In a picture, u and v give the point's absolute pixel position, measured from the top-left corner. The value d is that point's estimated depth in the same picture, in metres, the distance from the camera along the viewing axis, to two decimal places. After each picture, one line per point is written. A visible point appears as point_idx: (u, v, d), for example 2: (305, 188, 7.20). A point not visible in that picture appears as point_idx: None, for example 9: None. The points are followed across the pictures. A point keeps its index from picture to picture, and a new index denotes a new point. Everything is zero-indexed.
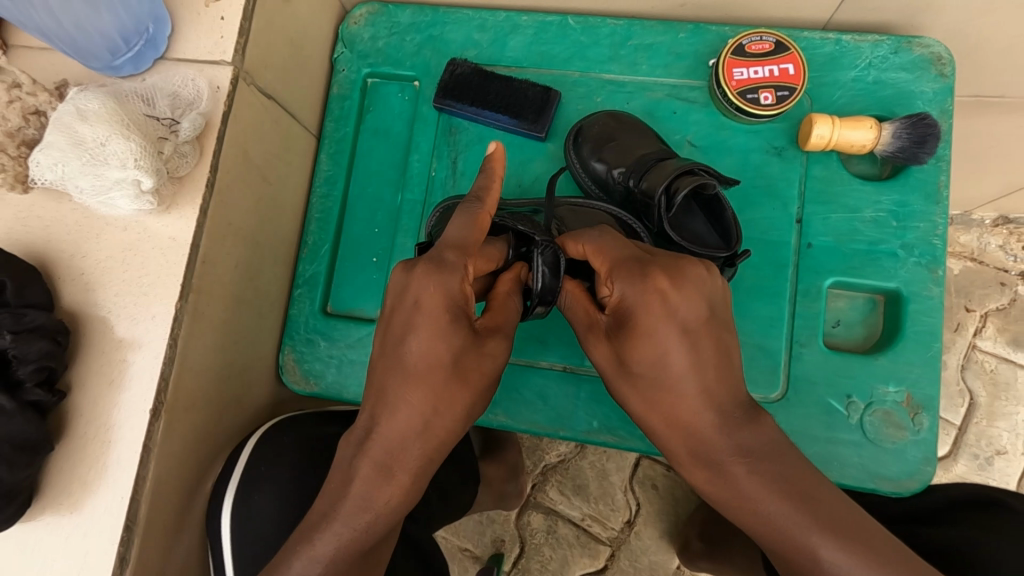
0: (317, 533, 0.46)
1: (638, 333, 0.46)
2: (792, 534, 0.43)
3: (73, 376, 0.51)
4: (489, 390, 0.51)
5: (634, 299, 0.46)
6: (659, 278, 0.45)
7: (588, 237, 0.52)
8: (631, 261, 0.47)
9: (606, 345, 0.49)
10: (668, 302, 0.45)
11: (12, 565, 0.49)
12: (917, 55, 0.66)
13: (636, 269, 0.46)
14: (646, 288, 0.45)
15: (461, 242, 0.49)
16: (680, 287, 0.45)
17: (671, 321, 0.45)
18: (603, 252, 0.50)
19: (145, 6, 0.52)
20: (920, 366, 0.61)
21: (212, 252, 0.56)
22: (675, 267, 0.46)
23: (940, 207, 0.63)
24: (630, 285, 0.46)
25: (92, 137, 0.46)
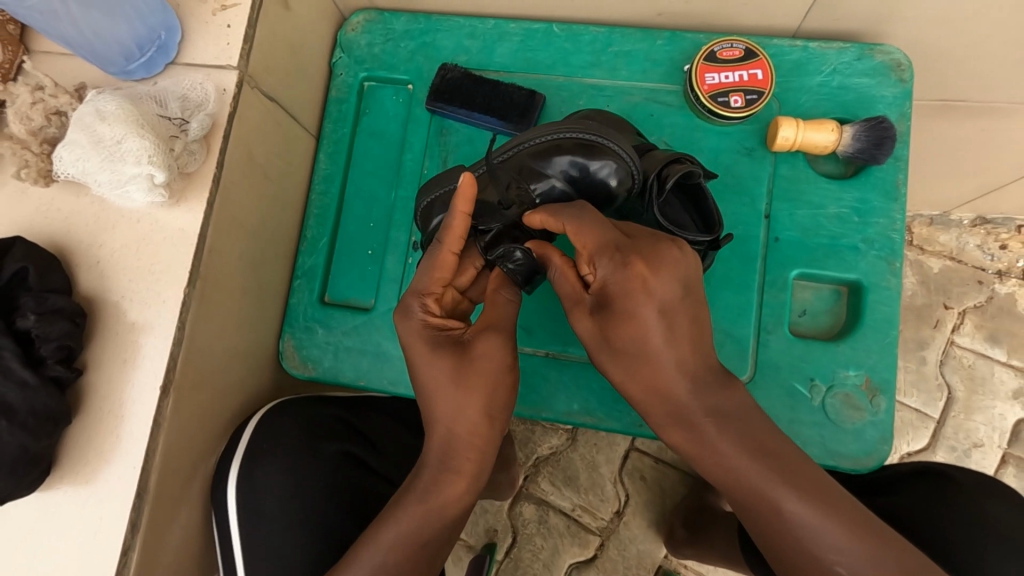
0: (385, 525, 0.56)
1: (621, 313, 0.51)
2: (757, 489, 0.50)
3: (89, 356, 0.56)
4: (506, 380, 0.57)
5: (619, 282, 0.50)
6: (639, 266, 0.50)
7: (568, 215, 0.54)
8: (613, 246, 0.51)
9: (590, 319, 0.54)
10: (648, 285, 0.50)
11: (32, 528, 0.54)
12: (878, 61, 0.70)
13: (618, 255, 0.51)
14: (628, 273, 0.50)
15: (421, 288, 0.59)
16: (657, 271, 0.50)
17: (651, 301, 0.50)
18: (584, 232, 0.53)
19: (157, 15, 0.57)
20: (877, 351, 0.65)
21: (218, 242, 0.60)
22: (651, 252, 0.50)
23: (898, 204, 0.67)
24: (614, 271, 0.51)
25: (110, 135, 0.50)
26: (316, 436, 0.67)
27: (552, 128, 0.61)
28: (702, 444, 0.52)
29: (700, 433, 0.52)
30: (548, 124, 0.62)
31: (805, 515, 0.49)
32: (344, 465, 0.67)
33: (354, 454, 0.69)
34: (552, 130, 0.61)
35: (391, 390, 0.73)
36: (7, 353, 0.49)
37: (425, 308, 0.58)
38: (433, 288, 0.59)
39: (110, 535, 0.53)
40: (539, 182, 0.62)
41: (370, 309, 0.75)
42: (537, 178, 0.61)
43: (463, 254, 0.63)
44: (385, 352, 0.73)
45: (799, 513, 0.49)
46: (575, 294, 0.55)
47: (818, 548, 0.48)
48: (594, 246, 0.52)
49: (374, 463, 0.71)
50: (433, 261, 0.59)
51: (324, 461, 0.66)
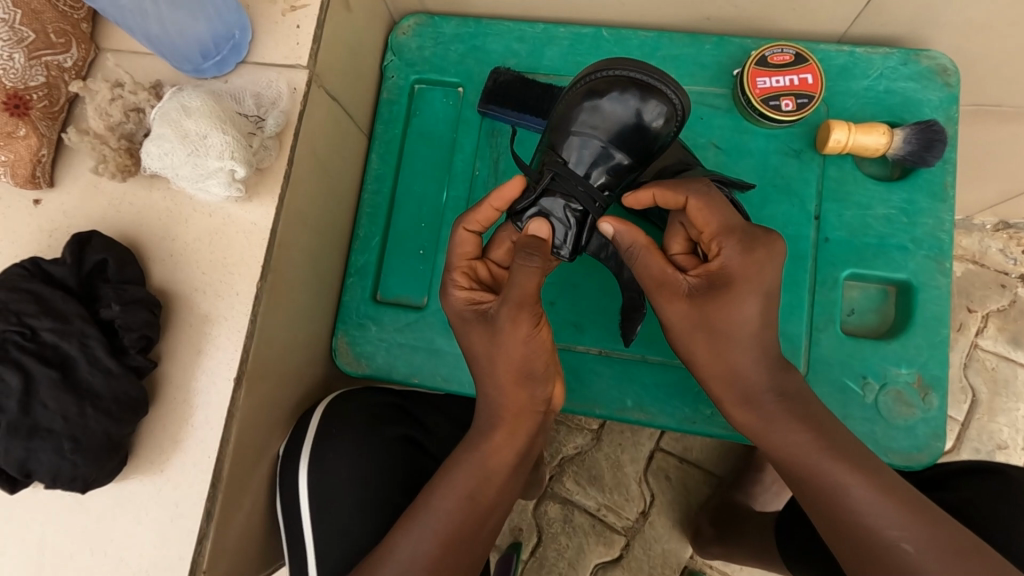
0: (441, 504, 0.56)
1: (731, 295, 0.52)
2: (814, 471, 0.52)
3: (163, 347, 0.57)
4: (534, 355, 0.57)
5: (739, 264, 0.51)
6: (763, 251, 0.52)
7: (693, 190, 0.54)
8: (741, 229, 0.52)
9: (685, 302, 0.54)
10: (766, 269, 0.52)
11: (109, 516, 0.55)
12: (924, 66, 0.72)
13: (746, 238, 0.52)
14: (752, 258, 0.51)
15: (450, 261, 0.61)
16: (775, 257, 0.52)
17: (763, 288, 0.52)
18: (715, 212, 0.53)
19: (233, 15, 0.59)
20: (928, 349, 0.67)
21: (286, 239, 0.61)
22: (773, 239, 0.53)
23: (945, 205, 0.69)
24: (740, 254, 0.51)
25: (195, 131, 0.52)
26: (378, 424, 0.70)
27: (568, 93, 0.64)
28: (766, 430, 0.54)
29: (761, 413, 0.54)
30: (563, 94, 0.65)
31: (866, 494, 0.50)
32: (405, 450, 0.70)
33: (413, 440, 0.72)
34: (568, 96, 0.64)
35: (443, 386, 0.74)
36: (92, 342, 0.51)
37: (451, 284, 0.60)
38: (458, 264, 0.61)
39: (186, 523, 0.54)
40: (569, 146, 0.63)
41: (422, 307, 0.76)
42: (568, 143, 0.63)
43: (499, 227, 0.63)
44: (438, 348, 0.75)
45: (859, 495, 0.50)
46: (670, 274, 0.54)
47: (878, 526, 0.49)
48: (719, 227, 0.52)
49: (429, 448, 0.73)
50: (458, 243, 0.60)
51: (383, 447, 0.69)
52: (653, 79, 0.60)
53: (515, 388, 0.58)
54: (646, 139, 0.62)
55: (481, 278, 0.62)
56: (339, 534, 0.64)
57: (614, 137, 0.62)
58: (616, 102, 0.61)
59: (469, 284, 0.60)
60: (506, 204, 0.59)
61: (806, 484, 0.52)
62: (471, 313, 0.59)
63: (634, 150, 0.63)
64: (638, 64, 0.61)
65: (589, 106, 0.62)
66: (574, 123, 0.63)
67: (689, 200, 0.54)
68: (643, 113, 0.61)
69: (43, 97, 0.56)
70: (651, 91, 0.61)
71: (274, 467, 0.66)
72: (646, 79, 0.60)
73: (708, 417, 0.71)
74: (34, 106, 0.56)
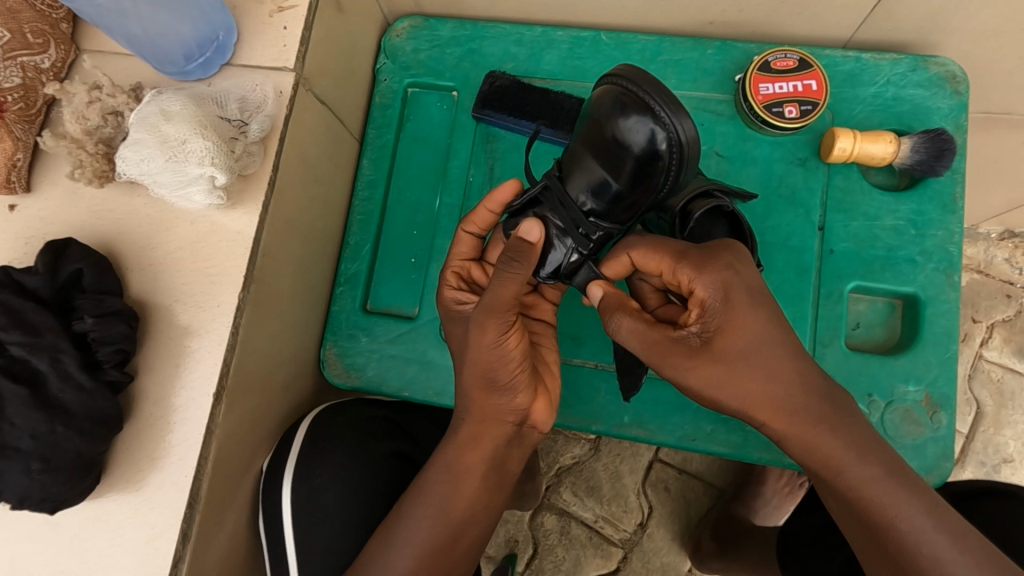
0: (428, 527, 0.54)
1: (734, 325, 0.49)
2: (850, 496, 0.49)
3: (141, 360, 0.54)
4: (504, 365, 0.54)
5: (715, 282, 0.49)
6: (729, 259, 0.50)
7: (626, 246, 0.55)
8: (688, 249, 0.51)
9: (706, 360, 0.50)
10: (744, 280, 0.49)
11: (83, 537, 0.52)
12: (933, 73, 0.70)
13: (700, 256, 0.51)
14: (716, 266, 0.50)
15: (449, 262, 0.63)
16: (733, 260, 0.50)
17: (755, 305, 0.49)
18: (656, 246, 0.53)
19: (218, 15, 0.56)
20: (937, 365, 0.65)
21: (271, 247, 0.59)
22: (722, 244, 0.52)
23: (955, 216, 0.67)
24: (715, 279, 0.49)
25: (174, 135, 0.50)
26: (367, 436, 0.67)
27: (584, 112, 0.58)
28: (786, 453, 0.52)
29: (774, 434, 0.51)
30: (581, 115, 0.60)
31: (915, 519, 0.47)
32: (395, 465, 0.67)
33: (404, 453, 0.69)
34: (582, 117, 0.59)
35: (435, 401, 0.72)
36: (65, 356, 0.48)
37: (443, 283, 0.62)
38: (452, 264, 0.62)
39: (161, 545, 0.51)
40: (571, 168, 0.58)
41: (414, 318, 0.74)
42: (570, 165, 0.58)
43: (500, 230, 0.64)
44: (431, 361, 0.72)
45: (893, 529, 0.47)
46: (676, 336, 0.52)
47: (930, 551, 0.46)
48: (671, 256, 0.52)
49: (420, 461, 0.70)
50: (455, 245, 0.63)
51: (370, 461, 0.66)
52: (659, 100, 0.51)
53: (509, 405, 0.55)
54: (649, 166, 0.53)
55: (475, 280, 0.63)
56: (325, 552, 0.62)
57: (612, 160, 0.54)
58: (618, 124, 0.53)
59: (461, 283, 0.62)
60: (502, 207, 0.60)
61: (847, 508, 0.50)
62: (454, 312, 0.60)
63: (636, 178, 0.54)
64: (647, 80, 0.52)
65: (595, 122, 0.55)
66: (577, 145, 0.57)
67: (630, 257, 0.55)
68: (644, 137, 0.52)
69: (19, 99, 0.54)
70: (658, 114, 0.51)
71: (258, 484, 0.64)
72: (652, 99, 0.51)
73: (708, 434, 0.68)
74: (9, 109, 0.53)
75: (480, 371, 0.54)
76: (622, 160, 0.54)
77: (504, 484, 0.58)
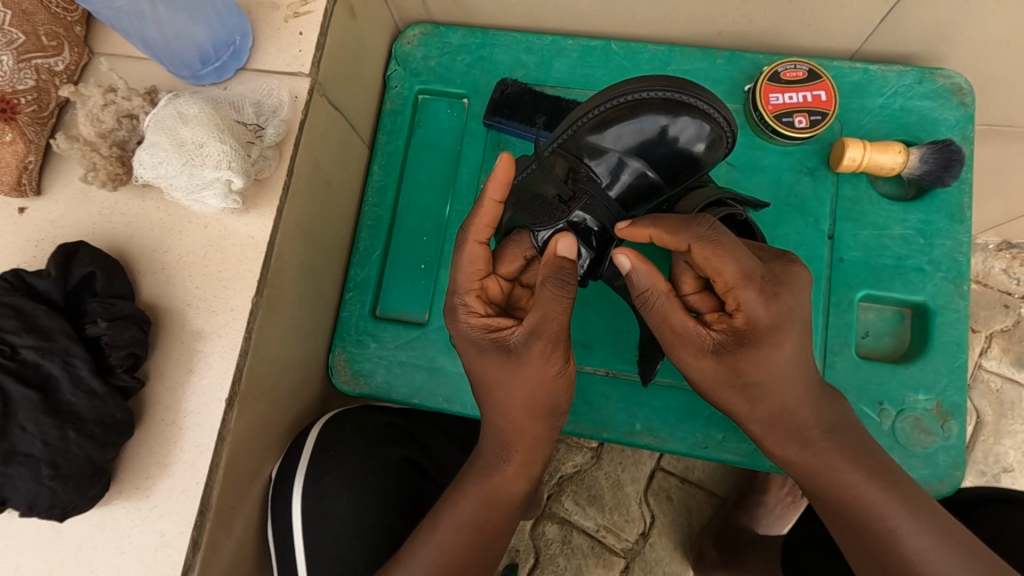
0: None
1: (763, 348, 0.49)
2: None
3: (152, 364, 0.54)
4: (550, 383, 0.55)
5: (763, 308, 0.49)
6: (784, 290, 0.49)
7: (697, 234, 0.49)
8: (758, 273, 0.49)
9: (714, 361, 0.51)
10: (792, 311, 0.49)
11: (90, 544, 0.51)
12: (939, 85, 0.71)
13: (766, 283, 0.49)
14: (779, 303, 0.49)
15: (463, 286, 0.56)
16: (798, 296, 0.50)
17: (792, 332, 0.49)
18: (731, 256, 0.48)
19: (235, 19, 0.56)
20: (946, 374, 0.65)
21: (283, 251, 0.59)
22: (792, 275, 0.50)
23: (963, 226, 0.67)
24: (766, 305, 0.49)
25: (191, 139, 0.50)
26: (376, 443, 0.67)
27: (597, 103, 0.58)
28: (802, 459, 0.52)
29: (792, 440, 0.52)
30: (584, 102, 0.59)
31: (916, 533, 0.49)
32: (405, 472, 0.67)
33: (412, 460, 0.69)
34: (592, 105, 0.58)
35: (444, 407, 0.71)
36: (77, 361, 0.48)
37: (466, 310, 0.56)
38: (470, 287, 0.56)
39: (171, 553, 0.51)
40: (597, 158, 0.59)
41: (423, 324, 0.74)
42: (596, 156, 0.59)
43: (508, 243, 0.60)
44: (440, 367, 0.72)
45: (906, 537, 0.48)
46: (696, 334, 0.52)
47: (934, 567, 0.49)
48: (738, 275, 0.48)
49: (429, 469, 0.70)
50: (466, 258, 0.55)
51: (380, 469, 0.65)
52: (703, 103, 0.57)
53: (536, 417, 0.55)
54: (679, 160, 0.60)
55: (492, 299, 0.59)
56: (334, 560, 0.61)
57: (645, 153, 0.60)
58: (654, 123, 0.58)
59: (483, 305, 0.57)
60: (505, 195, 0.54)
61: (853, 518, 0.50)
62: (489, 342, 0.55)
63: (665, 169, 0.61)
64: (685, 84, 0.57)
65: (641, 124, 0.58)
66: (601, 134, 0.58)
67: (693, 250, 0.49)
68: (681, 135, 0.59)
69: (32, 101, 0.53)
70: (699, 115, 0.58)
71: (265, 491, 0.63)
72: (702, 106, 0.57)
73: (719, 441, 0.68)
74: (22, 110, 0.53)
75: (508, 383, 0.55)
76: (656, 153, 0.60)
77: (517, 491, 0.58)
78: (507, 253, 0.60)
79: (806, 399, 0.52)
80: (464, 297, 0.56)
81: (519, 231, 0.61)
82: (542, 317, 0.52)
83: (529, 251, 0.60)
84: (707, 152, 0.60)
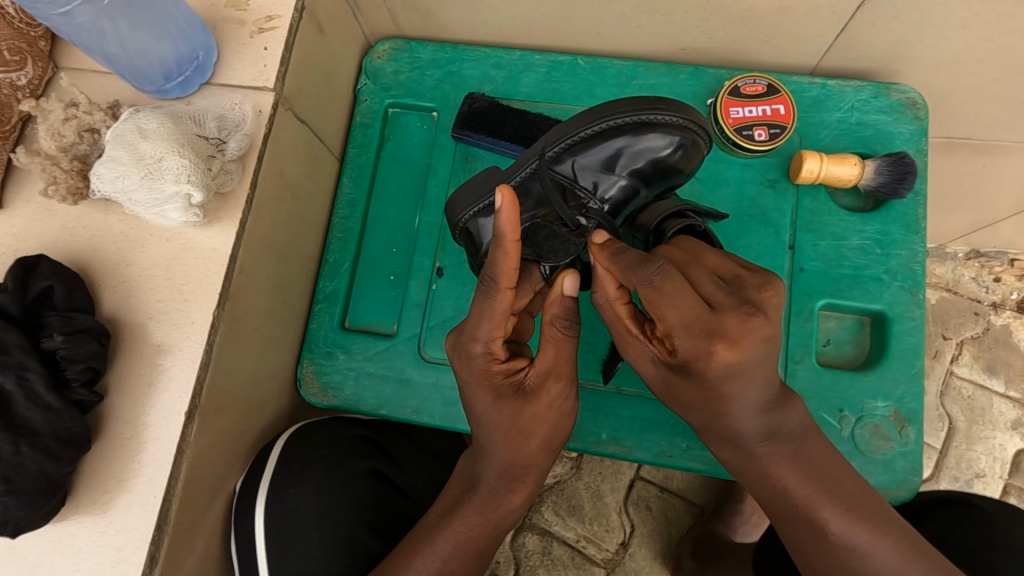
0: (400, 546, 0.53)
1: (692, 381, 0.48)
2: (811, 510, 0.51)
3: (112, 379, 0.53)
4: (559, 418, 0.58)
5: (689, 356, 0.46)
6: (720, 349, 0.44)
7: (644, 277, 0.46)
8: (700, 325, 0.45)
9: (657, 369, 0.52)
10: (726, 366, 0.45)
11: (45, 561, 0.51)
12: (895, 99, 0.73)
13: (704, 335, 0.44)
14: (713, 360, 0.45)
15: (488, 337, 0.53)
16: (743, 352, 0.45)
17: (728, 376, 0.46)
18: (671, 305, 0.45)
19: (199, 35, 0.57)
20: (904, 381, 0.66)
21: (247, 264, 0.59)
22: (743, 334, 0.44)
23: (918, 237, 0.69)
24: (696, 355, 0.45)
25: (151, 153, 0.50)
26: (343, 455, 0.67)
27: (589, 119, 0.58)
28: (759, 465, 0.53)
29: (751, 451, 0.52)
30: (576, 115, 0.58)
31: (856, 536, 0.51)
32: (373, 484, 0.67)
33: (380, 472, 0.68)
34: (583, 124, 0.58)
35: (413, 418, 0.72)
36: (31, 375, 0.47)
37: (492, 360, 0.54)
38: (497, 338, 0.53)
39: (128, 569, 0.50)
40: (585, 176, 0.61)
41: (392, 335, 0.74)
42: (583, 172, 0.61)
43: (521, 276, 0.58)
44: (408, 379, 0.72)
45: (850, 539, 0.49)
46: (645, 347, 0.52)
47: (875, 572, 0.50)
48: (676, 322, 0.45)
49: (397, 482, 0.70)
50: (493, 309, 0.51)
51: (346, 482, 0.65)
52: (679, 120, 0.58)
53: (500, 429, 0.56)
54: (659, 177, 0.61)
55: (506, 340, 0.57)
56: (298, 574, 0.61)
57: (628, 170, 0.60)
58: (640, 144, 0.59)
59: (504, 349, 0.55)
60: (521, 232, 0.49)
61: (793, 519, 0.52)
62: (511, 387, 0.55)
63: (644, 185, 0.62)
64: (665, 103, 0.58)
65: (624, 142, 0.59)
66: (589, 151, 0.59)
67: (639, 290, 0.47)
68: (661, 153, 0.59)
69: None
70: (680, 132, 0.59)
71: (229, 505, 0.63)
72: (680, 125, 0.59)
73: (684, 450, 0.69)
74: None
75: (508, 415, 0.55)
76: (639, 169, 0.60)
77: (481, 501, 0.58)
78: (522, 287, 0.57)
79: None
80: (488, 344, 0.53)
81: (527, 263, 0.59)
82: (555, 357, 0.56)
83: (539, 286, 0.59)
84: (686, 165, 0.61)
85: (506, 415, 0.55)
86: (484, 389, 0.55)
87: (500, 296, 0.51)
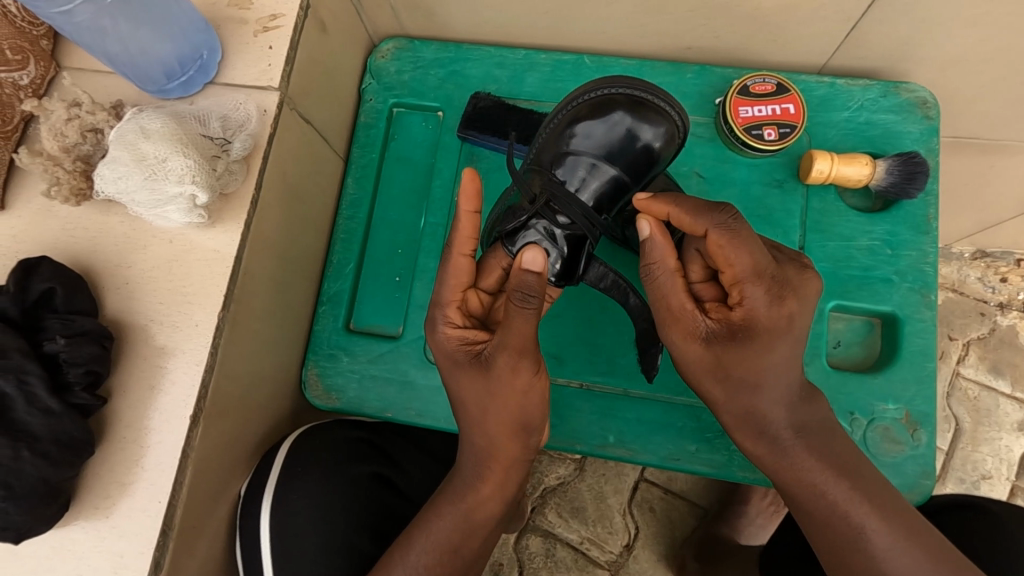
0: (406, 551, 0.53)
1: (754, 347, 0.49)
2: None
3: (114, 382, 0.53)
4: (529, 402, 0.55)
5: (763, 308, 0.48)
6: (790, 299, 0.49)
7: (718, 220, 0.47)
8: (767, 274, 0.48)
9: (706, 346, 0.52)
10: (793, 317, 0.49)
11: (47, 567, 0.50)
12: (904, 99, 0.72)
13: (774, 285, 0.48)
14: (781, 309, 0.48)
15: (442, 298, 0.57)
16: (803, 303, 0.50)
17: (789, 333, 0.49)
18: (745, 251, 0.47)
19: (201, 34, 0.56)
20: (915, 384, 0.66)
21: (251, 266, 0.58)
22: (803, 283, 0.50)
23: (928, 237, 0.68)
24: (768, 305, 0.48)
25: (153, 153, 0.50)
26: (345, 459, 0.66)
27: (554, 113, 0.65)
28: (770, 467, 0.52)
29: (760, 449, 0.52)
30: (548, 118, 0.66)
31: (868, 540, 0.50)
32: (375, 487, 0.66)
33: (382, 475, 0.68)
34: (559, 113, 0.64)
35: (417, 421, 0.71)
36: (32, 379, 0.47)
37: (443, 321, 0.56)
38: (451, 299, 0.56)
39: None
40: (564, 161, 0.62)
41: (396, 337, 0.73)
42: (561, 159, 0.62)
43: (490, 254, 0.61)
44: (412, 381, 0.72)
45: None
46: (691, 313, 0.52)
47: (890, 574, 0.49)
48: (748, 269, 0.47)
49: (401, 485, 0.69)
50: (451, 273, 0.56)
51: (349, 485, 0.64)
52: (650, 100, 0.62)
53: (506, 431, 0.56)
54: (639, 161, 0.62)
55: (470, 312, 0.59)
56: None
57: (607, 152, 0.62)
58: (608, 122, 0.62)
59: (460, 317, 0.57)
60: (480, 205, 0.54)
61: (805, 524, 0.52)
62: (466, 355, 0.56)
63: (625, 171, 0.63)
64: (635, 85, 0.62)
65: (599, 122, 0.62)
66: (567, 137, 0.63)
67: (709, 235, 0.48)
68: (636, 133, 0.62)
69: None
70: (652, 112, 0.62)
71: (233, 508, 0.62)
72: (651, 105, 0.62)
73: (692, 453, 0.69)
74: None
75: (476, 386, 0.55)
76: (616, 151, 0.62)
77: (462, 482, 0.58)
78: (490, 262, 0.61)
79: (771, 405, 0.52)
80: (444, 308, 0.56)
81: (494, 244, 0.62)
82: (509, 330, 0.51)
83: (506, 262, 0.60)
84: (664, 146, 0.63)
85: (470, 383, 0.55)
86: (443, 352, 0.57)
87: (454, 257, 0.55)
